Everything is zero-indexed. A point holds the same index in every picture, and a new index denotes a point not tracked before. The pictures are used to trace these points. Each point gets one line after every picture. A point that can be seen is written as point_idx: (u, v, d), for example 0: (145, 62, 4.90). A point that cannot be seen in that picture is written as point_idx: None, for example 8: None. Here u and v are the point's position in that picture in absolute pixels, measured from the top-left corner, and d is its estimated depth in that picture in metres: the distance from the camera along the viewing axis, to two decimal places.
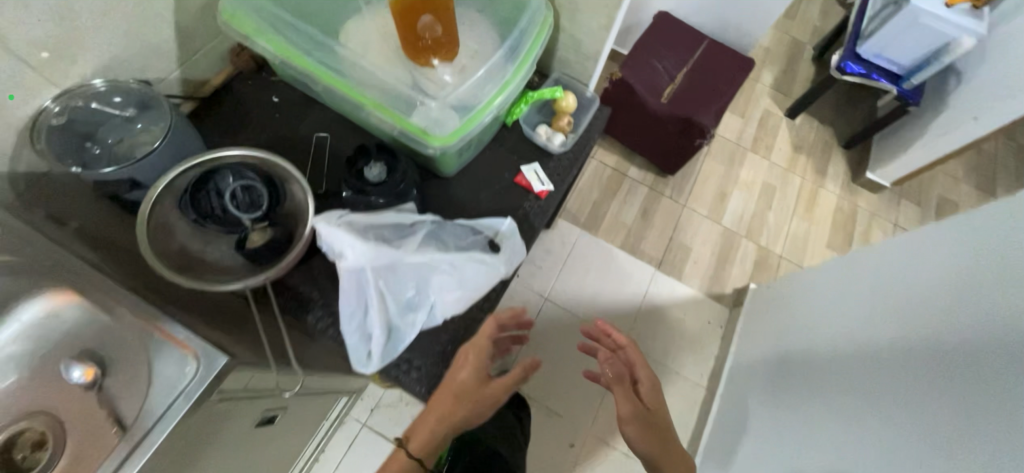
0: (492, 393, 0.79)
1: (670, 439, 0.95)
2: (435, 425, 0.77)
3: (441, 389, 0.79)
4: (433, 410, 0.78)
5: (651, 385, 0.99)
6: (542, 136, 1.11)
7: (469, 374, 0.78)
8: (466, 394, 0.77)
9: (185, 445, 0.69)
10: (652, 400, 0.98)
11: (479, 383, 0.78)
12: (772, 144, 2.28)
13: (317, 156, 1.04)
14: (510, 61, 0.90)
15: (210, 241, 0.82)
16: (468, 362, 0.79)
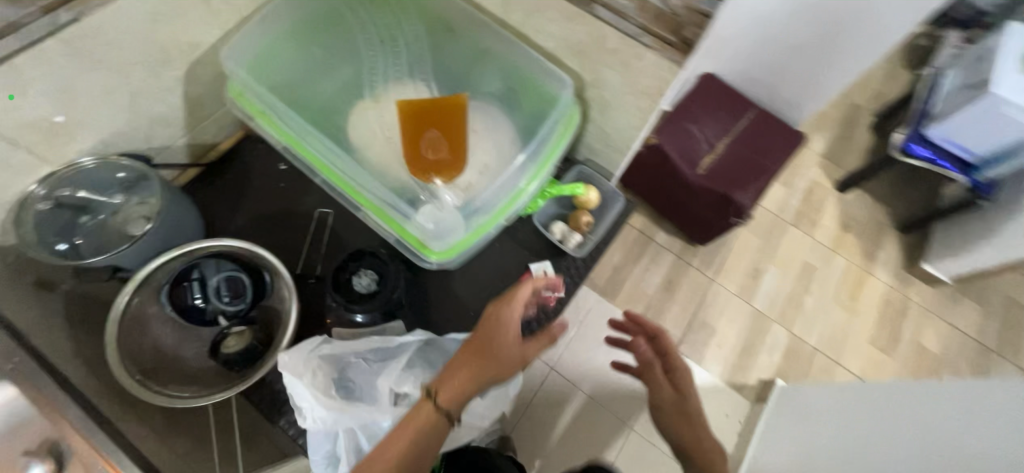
0: (519, 358, 0.69)
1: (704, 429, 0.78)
2: (464, 384, 0.66)
3: (472, 347, 0.68)
4: (467, 366, 0.66)
5: (690, 381, 0.82)
6: (558, 237, 1.00)
7: (509, 330, 0.69)
8: (501, 357, 0.68)
9: None
10: (686, 384, 0.81)
11: (517, 341, 0.69)
12: (818, 221, 1.60)
13: (317, 234, 0.98)
14: (528, 164, 0.82)
15: (184, 339, 0.78)
16: (512, 311, 0.69)
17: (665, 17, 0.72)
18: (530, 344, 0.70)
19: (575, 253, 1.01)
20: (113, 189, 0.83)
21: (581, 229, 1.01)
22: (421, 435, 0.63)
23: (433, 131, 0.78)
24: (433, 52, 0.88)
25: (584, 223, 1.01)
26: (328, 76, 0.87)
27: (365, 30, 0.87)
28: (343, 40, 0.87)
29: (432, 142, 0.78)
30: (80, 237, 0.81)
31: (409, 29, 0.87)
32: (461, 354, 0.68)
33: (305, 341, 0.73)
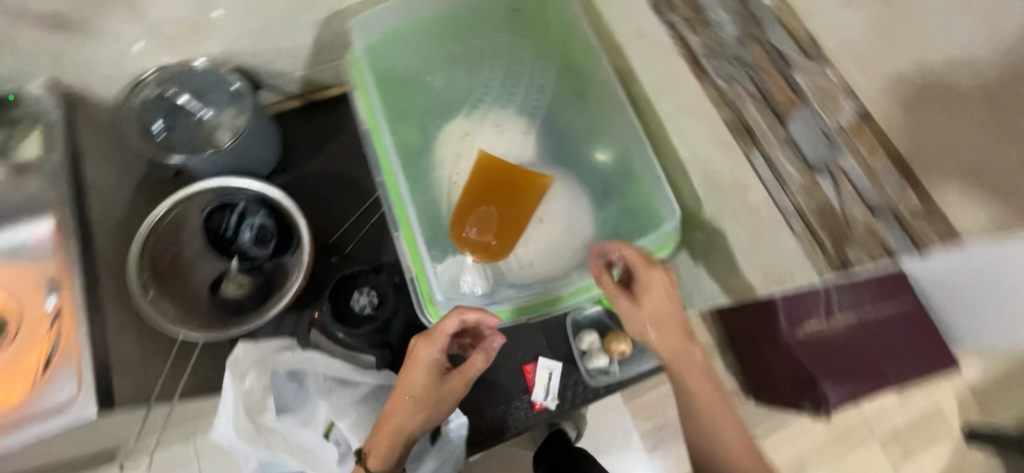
0: (445, 394, 0.62)
1: (704, 377, 0.57)
2: (395, 436, 0.60)
3: (393, 405, 0.61)
4: (391, 423, 0.60)
5: (667, 298, 0.61)
6: (583, 348, 0.88)
7: (428, 368, 0.62)
8: (425, 401, 0.61)
9: (39, 450, 0.69)
10: (671, 298, 0.61)
11: (440, 380, 0.62)
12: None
13: (366, 215, 0.95)
14: (577, 279, 0.74)
15: (201, 260, 0.82)
16: (426, 350, 0.62)
17: (832, 217, 0.51)
18: (453, 376, 0.62)
19: (589, 377, 0.88)
20: (220, 94, 0.86)
21: (611, 356, 0.87)
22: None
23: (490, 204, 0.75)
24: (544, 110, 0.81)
25: (617, 352, 0.86)
26: (440, 91, 0.83)
27: (496, 62, 0.83)
28: (470, 61, 0.83)
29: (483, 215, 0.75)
30: (175, 125, 0.85)
31: (537, 79, 0.82)
32: (382, 419, 0.61)
33: (264, 342, 0.69)
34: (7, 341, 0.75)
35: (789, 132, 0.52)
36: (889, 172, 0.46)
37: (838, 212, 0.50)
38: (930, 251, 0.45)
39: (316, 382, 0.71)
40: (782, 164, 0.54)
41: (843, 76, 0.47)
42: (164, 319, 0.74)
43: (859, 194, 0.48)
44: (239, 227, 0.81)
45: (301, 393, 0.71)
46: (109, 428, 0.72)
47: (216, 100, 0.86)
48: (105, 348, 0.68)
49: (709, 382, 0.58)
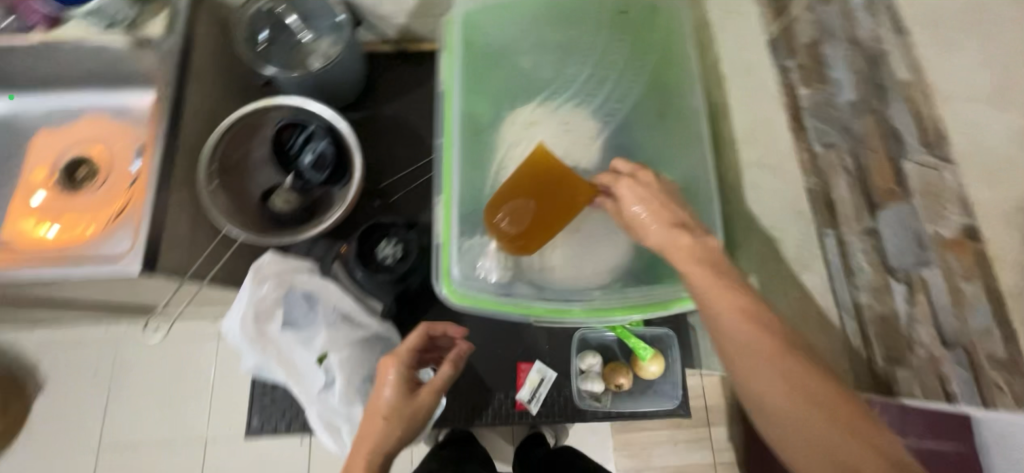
0: (418, 407, 0.64)
1: (720, 282, 0.51)
2: (372, 459, 0.61)
3: (366, 430, 0.63)
4: (366, 445, 0.62)
5: (655, 197, 0.60)
6: (582, 367, 0.86)
7: (396, 385, 0.65)
8: (395, 419, 0.63)
9: (90, 283, 0.79)
10: (659, 201, 0.59)
11: (410, 396, 0.65)
12: None
13: (419, 173, 0.98)
14: (599, 301, 0.69)
15: (262, 168, 0.87)
16: (394, 367, 0.66)
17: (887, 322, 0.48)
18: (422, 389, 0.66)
19: (579, 398, 0.85)
20: (324, 22, 0.91)
21: (606, 384, 0.86)
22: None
23: (532, 199, 0.68)
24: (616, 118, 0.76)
25: (615, 383, 0.85)
26: (525, 69, 0.80)
27: (587, 58, 0.79)
28: (563, 50, 0.80)
29: (519, 207, 0.68)
30: (276, 39, 0.90)
31: (623, 85, 0.77)
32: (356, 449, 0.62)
33: (287, 258, 0.72)
34: (95, 185, 0.91)
35: (875, 224, 0.49)
36: (977, 300, 0.39)
37: (901, 327, 0.47)
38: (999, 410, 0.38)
39: (326, 311, 0.74)
40: (855, 254, 0.52)
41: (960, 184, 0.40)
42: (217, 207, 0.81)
43: (936, 322, 0.43)
44: (302, 148, 0.85)
45: (310, 314, 0.75)
46: (149, 285, 0.81)
47: (318, 28, 0.91)
48: (163, 216, 0.75)
49: (734, 290, 0.50)
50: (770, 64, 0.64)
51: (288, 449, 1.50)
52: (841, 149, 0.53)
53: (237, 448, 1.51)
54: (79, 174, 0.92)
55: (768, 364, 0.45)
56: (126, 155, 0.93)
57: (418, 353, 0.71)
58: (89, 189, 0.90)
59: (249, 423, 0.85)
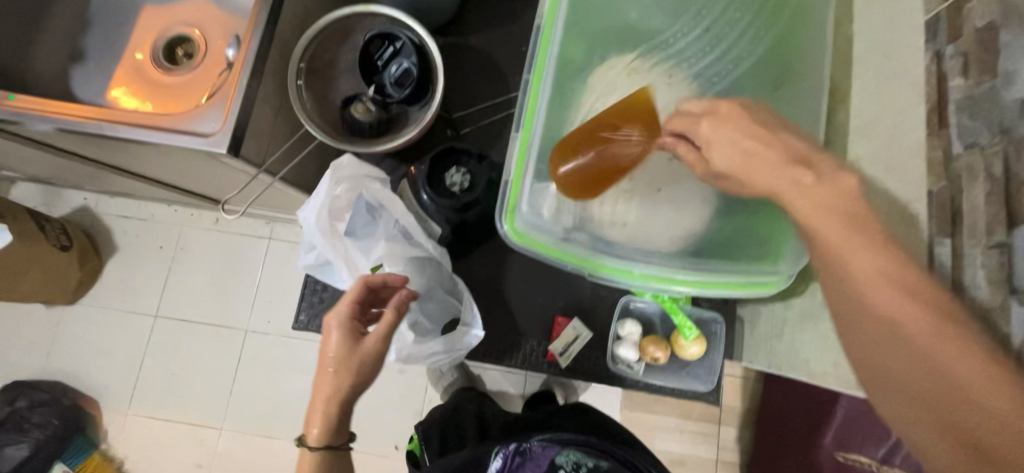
0: (358, 359, 0.66)
1: (863, 249, 0.45)
2: (322, 404, 0.66)
3: (317, 378, 0.67)
4: (321, 392, 0.66)
5: (743, 128, 0.52)
6: (620, 334, 0.84)
7: (336, 340, 0.67)
8: (337, 372, 0.65)
9: (180, 156, 0.84)
10: (752, 138, 0.52)
11: (352, 347, 0.66)
12: None
13: (495, 111, 0.96)
14: (662, 267, 0.68)
15: (347, 75, 0.88)
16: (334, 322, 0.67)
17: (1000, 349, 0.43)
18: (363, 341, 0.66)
19: (612, 362, 0.85)
20: None
21: (641, 355, 0.84)
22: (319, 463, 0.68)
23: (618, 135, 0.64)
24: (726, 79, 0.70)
25: (649, 355, 0.83)
26: (634, 12, 0.74)
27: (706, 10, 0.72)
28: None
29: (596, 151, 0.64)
30: None
31: (739, 47, 0.71)
32: (313, 393, 0.68)
33: (362, 165, 0.73)
34: (197, 67, 0.96)
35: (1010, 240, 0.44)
36: None
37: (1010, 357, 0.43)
38: None
39: (387, 225, 0.77)
40: (972, 270, 0.48)
41: None
42: (302, 104, 0.82)
43: None
44: (389, 61, 0.85)
45: (370, 226, 0.77)
46: (230, 169, 0.84)
47: None
48: (252, 104, 0.77)
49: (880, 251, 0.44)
50: (919, 48, 0.57)
51: None
52: (986, 154, 0.47)
53: (274, 340, 1.64)
54: (178, 55, 0.97)
55: (940, 346, 0.40)
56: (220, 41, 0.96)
57: (364, 301, 0.71)
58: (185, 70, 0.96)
59: (298, 316, 0.90)
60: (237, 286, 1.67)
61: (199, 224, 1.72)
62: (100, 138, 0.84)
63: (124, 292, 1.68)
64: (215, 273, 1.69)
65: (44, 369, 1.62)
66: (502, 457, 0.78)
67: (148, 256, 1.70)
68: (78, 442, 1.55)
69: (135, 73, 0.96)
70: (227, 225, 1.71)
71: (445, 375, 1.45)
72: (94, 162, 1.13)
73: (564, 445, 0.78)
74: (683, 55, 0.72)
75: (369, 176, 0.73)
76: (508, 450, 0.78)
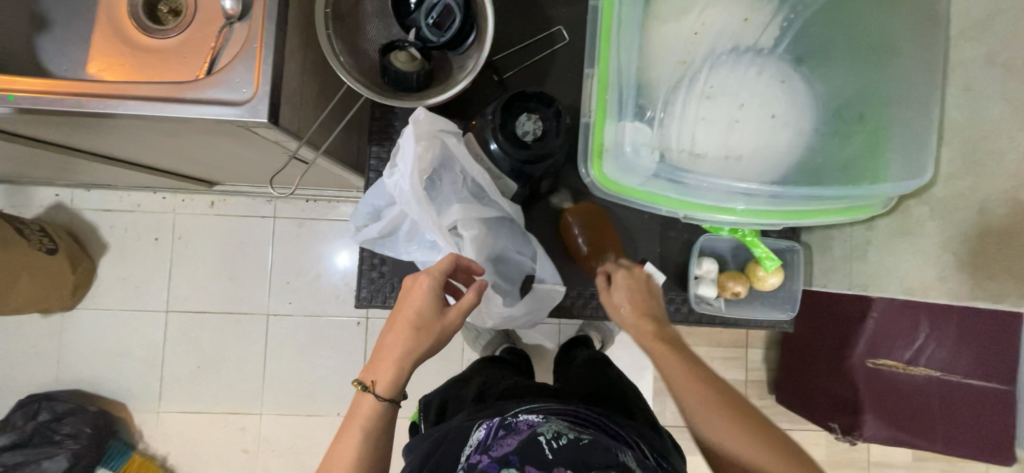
0: (439, 327, 0.64)
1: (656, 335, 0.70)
2: (397, 360, 0.63)
3: (394, 332, 0.64)
4: (396, 349, 0.64)
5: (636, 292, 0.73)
6: (697, 273, 0.83)
7: (422, 301, 0.64)
8: (422, 331, 0.64)
9: (197, 130, 0.73)
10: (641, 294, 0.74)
11: (438, 313, 0.64)
12: None
13: (539, 48, 0.87)
14: (766, 201, 0.63)
15: (377, 18, 0.76)
16: (421, 286, 0.64)
17: None
18: (449, 312, 0.65)
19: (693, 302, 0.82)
20: None
21: (720, 291, 0.84)
22: (370, 419, 0.63)
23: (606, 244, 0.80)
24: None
25: (730, 291, 0.84)
26: None
27: None
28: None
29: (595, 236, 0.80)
30: None
31: None
32: (385, 345, 0.65)
33: (436, 118, 0.66)
34: (187, 26, 0.82)
35: None
36: None
37: None
38: None
39: (457, 185, 0.71)
40: None
41: None
42: (335, 57, 0.71)
43: None
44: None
45: (436, 190, 0.71)
46: (261, 143, 0.75)
47: None
48: (283, 62, 0.67)
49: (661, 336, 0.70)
50: None
51: (347, 326, 1.57)
52: None
53: (297, 321, 1.57)
54: (161, 13, 0.83)
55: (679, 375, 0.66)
56: None
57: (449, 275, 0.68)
58: (174, 28, 0.82)
59: (359, 293, 0.85)
60: (248, 270, 1.58)
61: (193, 210, 1.59)
62: (100, 119, 0.72)
63: (126, 291, 1.56)
64: (222, 259, 1.58)
65: (57, 379, 1.53)
66: (486, 428, 0.65)
67: (144, 250, 1.58)
68: (114, 447, 1.49)
69: (112, 37, 0.82)
70: (225, 208, 1.59)
71: (484, 335, 1.43)
72: (79, 151, 1.00)
73: (546, 416, 0.65)
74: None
75: (443, 131, 0.66)
76: (493, 421, 0.65)
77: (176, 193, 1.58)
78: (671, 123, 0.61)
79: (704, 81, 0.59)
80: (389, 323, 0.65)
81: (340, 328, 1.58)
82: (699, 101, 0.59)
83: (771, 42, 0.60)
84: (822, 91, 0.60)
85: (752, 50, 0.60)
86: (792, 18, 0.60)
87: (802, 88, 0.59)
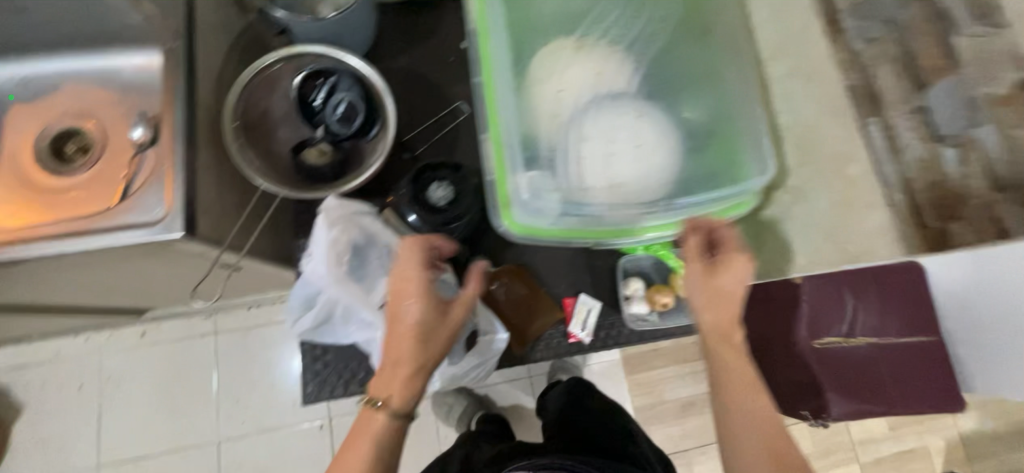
0: (440, 323, 0.65)
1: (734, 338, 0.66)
2: (404, 369, 0.64)
3: (394, 352, 0.64)
4: (397, 360, 0.64)
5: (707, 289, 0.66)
6: (626, 293, 0.90)
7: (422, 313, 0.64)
8: (429, 342, 0.65)
9: (113, 259, 0.72)
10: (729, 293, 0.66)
11: (439, 315, 0.65)
12: None
13: (443, 123, 0.96)
14: (658, 215, 0.72)
15: (286, 123, 0.82)
16: (415, 297, 0.64)
17: None
18: (448, 308, 0.66)
19: (628, 320, 0.90)
20: None
21: (651, 305, 0.90)
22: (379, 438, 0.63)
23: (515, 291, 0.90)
24: (655, 37, 0.74)
25: (660, 303, 0.89)
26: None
27: None
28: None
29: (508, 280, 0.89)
30: None
31: (663, 6, 0.74)
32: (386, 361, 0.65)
33: (348, 202, 0.72)
34: (95, 160, 0.83)
35: None
36: None
37: None
38: None
39: (382, 260, 0.73)
40: None
41: None
42: (248, 165, 0.76)
43: None
44: (330, 97, 0.81)
45: (361, 268, 0.72)
46: (183, 257, 0.76)
47: None
48: (195, 176, 0.70)
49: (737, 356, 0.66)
50: None
51: (310, 433, 1.46)
52: None
53: (254, 440, 1.45)
54: (69, 151, 0.84)
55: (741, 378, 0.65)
56: (119, 124, 0.84)
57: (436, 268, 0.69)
58: (82, 166, 0.83)
59: (305, 389, 0.83)
60: (192, 396, 1.47)
61: (123, 345, 1.48)
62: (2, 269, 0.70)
63: (50, 452, 1.39)
64: (162, 391, 1.46)
65: None
66: None
67: (68, 402, 1.43)
68: None
69: (16, 186, 0.81)
70: (159, 334, 1.49)
71: (456, 406, 1.39)
72: None
73: None
74: (620, 21, 0.74)
75: (355, 213, 0.70)
76: None
77: (102, 331, 1.48)
78: (561, 166, 0.70)
79: (577, 128, 0.69)
80: (386, 335, 0.65)
81: (304, 438, 1.46)
82: (577, 144, 0.69)
83: (623, 85, 0.71)
84: (673, 117, 0.71)
85: (609, 95, 0.71)
86: (633, 66, 0.72)
87: (657, 118, 0.70)
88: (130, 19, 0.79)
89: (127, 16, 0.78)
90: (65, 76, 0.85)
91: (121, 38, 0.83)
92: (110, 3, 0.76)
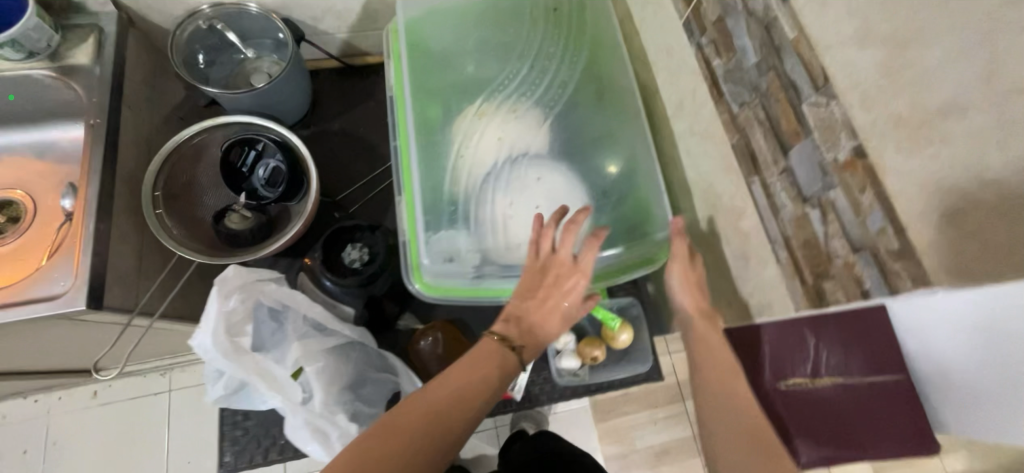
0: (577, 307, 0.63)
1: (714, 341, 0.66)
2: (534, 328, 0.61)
3: (546, 308, 0.62)
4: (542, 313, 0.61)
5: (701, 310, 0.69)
6: (556, 347, 0.88)
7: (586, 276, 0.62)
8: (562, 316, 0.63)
9: (22, 331, 0.72)
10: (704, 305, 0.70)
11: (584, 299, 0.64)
12: None
13: (377, 181, 0.99)
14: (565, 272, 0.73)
15: (212, 189, 0.84)
16: (587, 275, 0.62)
17: (813, 250, 0.54)
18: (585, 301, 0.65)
19: (558, 377, 0.89)
20: (271, 41, 0.92)
21: (582, 360, 0.88)
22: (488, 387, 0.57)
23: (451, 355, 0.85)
24: (553, 100, 0.77)
25: (589, 357, 0.87)
26: (470, 66, 0.79)
27: (528, 46, 0.79)
28: (503, 35, 0.80)
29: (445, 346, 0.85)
30: (219, 61, 0.90)
31: (564, 72, 0.78)
32: (536, 292, 0.62)
33: (252, 269, 0.69)
34: (23, 228, 0.84)
35: (788, 163, 0.56)
36: (874, 209, 0.45)
37: (820, 245, 0.53)
38: (904, 293, 0.45)
39: (296, 324, 0.73)
40: (776, 193, 0.58)
41: (847, 112, 0.46)
42: (166, 234, 0.77)
43: (845, 232, 0.49)
44: (254, 164, 0.84)
45: (278, 332, 0.74)
46: (94, 326, 0.75)
47: (262, 44, 0.92)
48: (106, 248, 0.71)
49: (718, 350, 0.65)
50: (686, 44, 0.73)
51: None
52: (753, 108, 0.60)
53: None
54: None
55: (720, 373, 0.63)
56: (52, 193, 0.86)
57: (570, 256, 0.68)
58: (9, 235, 0.84)
59: (222, 458, 0.80)
60: (143, 460, 1.30)
61: (72, 406, 1.33)
62: None
63: None
64: None
65: None
66: None
67: None
68: None
69: None
70: None
71: None
72: None
73: None
74: (519, 86, 0.77)
75: (263, 279, 0.69)
76: None
77: None
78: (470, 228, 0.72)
79: (481, 193, 0.73)
80: (540, 278, 0.62)
81: None
82: (481, 208, 0.72)
83: (526, 148, 0.74)
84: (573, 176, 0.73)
85: (511, 159, 0.74)
86: (534, 128, 0.75)
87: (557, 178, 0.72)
88: (62, 96, 0.82)
89: (59, 93, 0.82)
90: (3, 149, 0.88)
91: (55, 112, 0.86)
92: (40, 83, 0.79)
